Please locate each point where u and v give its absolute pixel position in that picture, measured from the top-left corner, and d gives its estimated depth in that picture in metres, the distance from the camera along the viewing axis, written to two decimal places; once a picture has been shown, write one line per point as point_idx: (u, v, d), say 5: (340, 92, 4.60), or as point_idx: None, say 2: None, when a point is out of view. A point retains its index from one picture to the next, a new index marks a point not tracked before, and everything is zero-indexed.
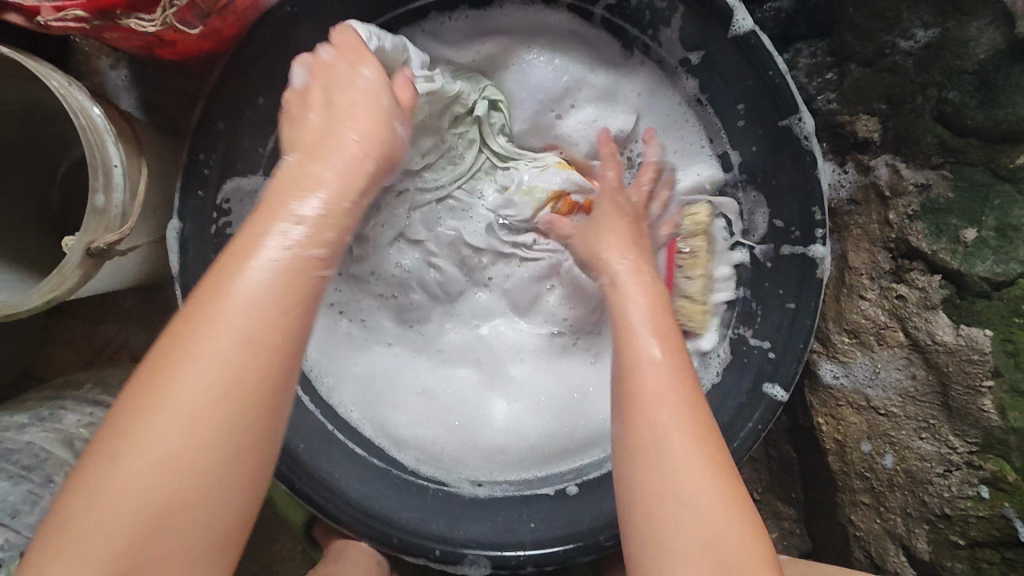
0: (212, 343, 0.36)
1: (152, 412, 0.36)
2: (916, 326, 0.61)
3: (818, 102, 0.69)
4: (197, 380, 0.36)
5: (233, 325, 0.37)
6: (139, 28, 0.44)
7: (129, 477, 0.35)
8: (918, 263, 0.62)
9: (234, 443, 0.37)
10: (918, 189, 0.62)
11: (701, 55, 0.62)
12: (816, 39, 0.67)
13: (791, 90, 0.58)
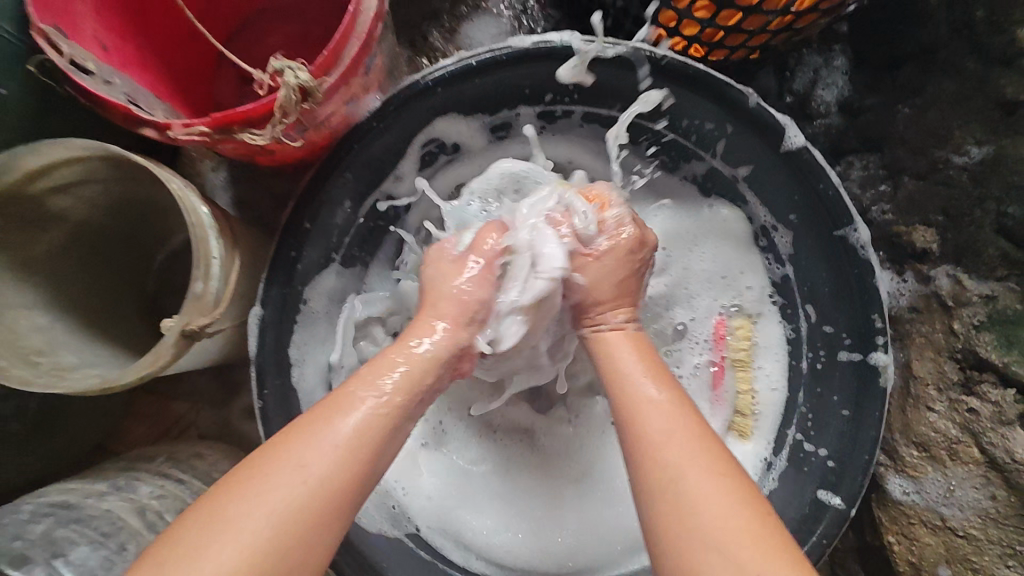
0: (304, 462, 0.44)
1: (244, 517, 0.41)
2: (992, 442, 0.59)
3: (873, 212, 0.72)
4: (278, 493, 0.42)
5: (323, 454, 0.44)
6: (249, 141, 0.48)
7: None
8: (989, 375, 0.60)
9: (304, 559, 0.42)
10: (983, 300, 0.62)
11: (750, 169, 0.65)
12: (866, 152, 0.74)
13: (844, 204, 0.60)
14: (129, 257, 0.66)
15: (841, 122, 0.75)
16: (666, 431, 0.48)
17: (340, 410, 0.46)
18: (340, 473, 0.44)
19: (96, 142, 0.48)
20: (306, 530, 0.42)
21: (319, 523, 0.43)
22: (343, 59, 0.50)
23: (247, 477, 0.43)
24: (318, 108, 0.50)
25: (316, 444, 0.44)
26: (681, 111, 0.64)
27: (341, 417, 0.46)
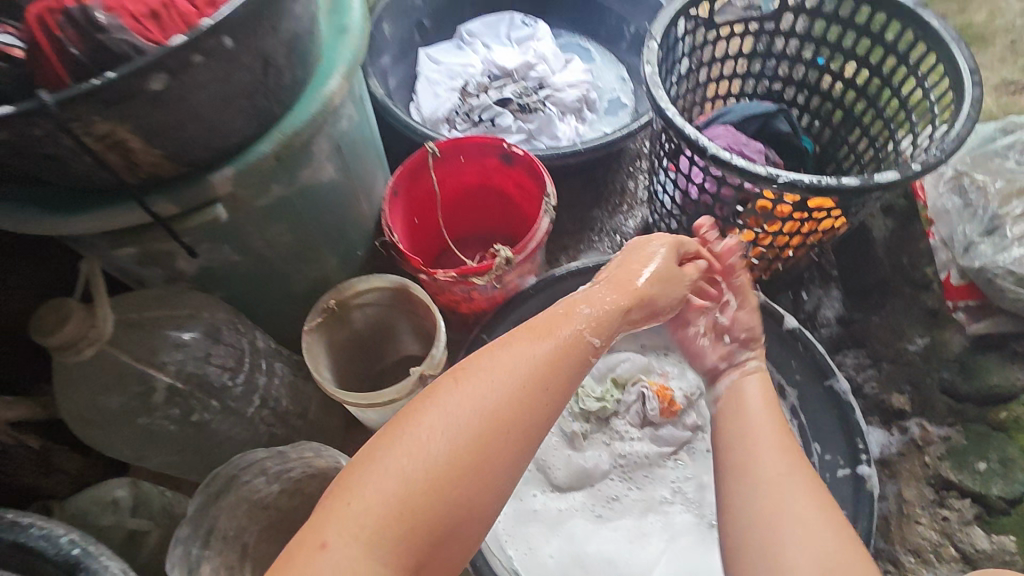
0: (486, 399, 0.52)
1: (415, 452, 0.49)
2: (962, 540, 0.81)
3: (866, 387, 0.96)
4: (446, 434, 0.50)
5: (497, 393, 0.53)
6: (478, 281, 0.90)
7: (384, 506, 0.47)
8: (954, 491, 0.84)
9: (471, 481, 0.50)
10: (943, 440, 0.88)
11: (763, 345, 0.99)
12: (856, 348, 1.00)
13: (828, 365, 0.93)
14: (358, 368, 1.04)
15: (838, 331, 1.02)
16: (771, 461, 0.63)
17: (529, 347, 0.57)
18: (520, 413, 0.53)
19: (399, 279, 0.92)
20: (477, 459, 0.51)
21: (490, 455, 0.51)
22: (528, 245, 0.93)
23: (420, 415, 0.52)
24: (510, 273, 0.93)
25: (494, 384, 0.53)
26: None
27: (524, 362, 0.55)
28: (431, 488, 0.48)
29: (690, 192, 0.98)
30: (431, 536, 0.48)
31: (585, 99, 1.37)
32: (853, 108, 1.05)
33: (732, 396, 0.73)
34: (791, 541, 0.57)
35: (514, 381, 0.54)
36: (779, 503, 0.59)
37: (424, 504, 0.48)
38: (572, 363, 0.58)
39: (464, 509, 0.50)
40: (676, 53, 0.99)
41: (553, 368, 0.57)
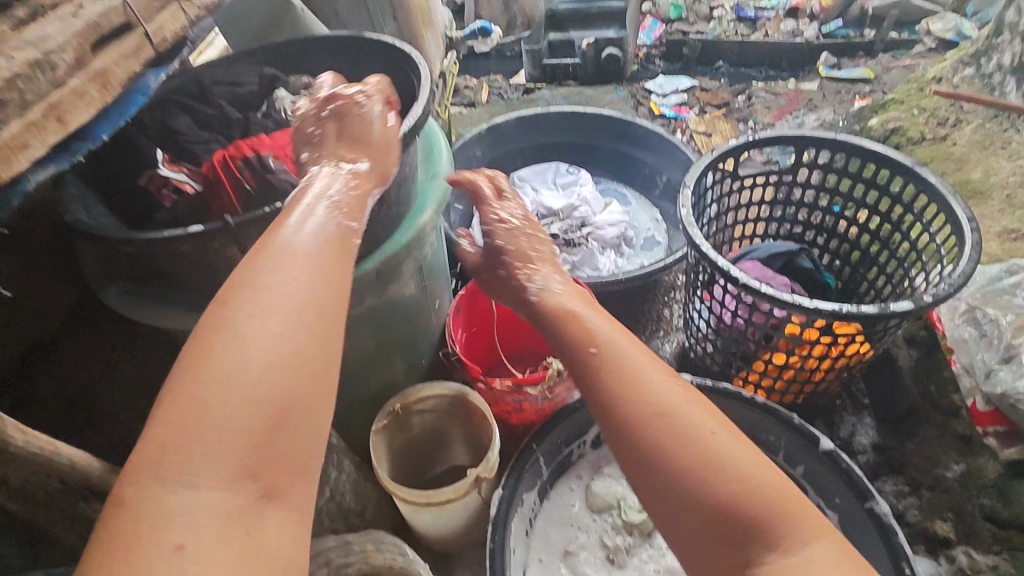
0: (269, 301, 0.50)
1: (226, 369, 0.46)
2: None
3: (908, 515, 0.99)
4: (254, 339, 0.47)
5: (291, 291, 0.51)
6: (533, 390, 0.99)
7: (231, 440, 0.44)
8: None
9: (304, 391, 0.48)
10: (991, 567, 0.89)
11: (803, 467, 1.03)
12: (896, 476, 1.03)
13: (865, 486, 0.95)
14: (414, 472, 1.09)
15: (875, 458, 1.07)
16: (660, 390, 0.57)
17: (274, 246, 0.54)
18: (303, 306, 0.51)
19: (458, 387, 1.00)
20: (291, 360, 0.48)
21: (300, 351, 0.49)
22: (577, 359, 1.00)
23: (224, 337, 0.47)
24: (561, 384, 1.01)
25: (278, 285, 0.51)
26: (757, 428, 1.07)
27: (293, 263, 0.54)
28: (270, 403, 0.46)
29: (724, 317, 1.08)
30: (272, 455, 0.46)
31: (623, 236, 1.53)
32: (869, 249, 1.17)
33: (567, 318, 0.67)
34: (713, 448, 0.53)
35: (293, 281, 0.52)
36: (674, 410, 0.56)
37: (266, 420, 0.46)
38: (335, 261, 0.57)
39: (297, 418, 0.48)
40: (707, 199, 1.14)
41: (290, 257, 0.54)
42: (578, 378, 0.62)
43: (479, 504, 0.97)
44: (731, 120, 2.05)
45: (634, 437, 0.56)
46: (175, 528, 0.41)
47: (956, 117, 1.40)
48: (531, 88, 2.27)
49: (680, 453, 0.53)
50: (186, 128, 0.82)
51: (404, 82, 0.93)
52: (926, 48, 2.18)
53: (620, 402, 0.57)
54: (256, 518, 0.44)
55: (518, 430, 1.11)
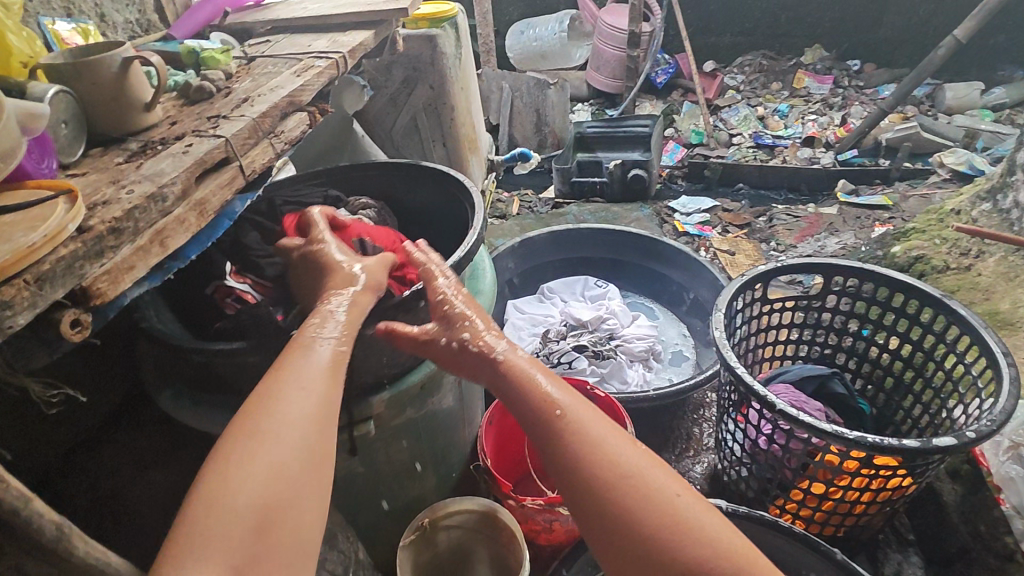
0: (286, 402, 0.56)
1: (248, 453, 0.51)
2: None
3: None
4: (268, 450, 0.52)
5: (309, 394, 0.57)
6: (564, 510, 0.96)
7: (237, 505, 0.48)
8: None
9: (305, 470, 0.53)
10: None
11: None
12: None
13: None
14: None
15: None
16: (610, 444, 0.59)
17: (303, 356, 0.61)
18: (311, 403, 0.57)
19: (489, 503, 0.98)
20: (298, 446, 0.53)
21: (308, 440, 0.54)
22: None
23: (244, 437, 0.52)
24: None
25: (299, 392, 0.57)
26: (797, 563, 1.02)
27: (304, 381, 0.59)
28: (262, 491, 0.49)
29: (759, 442, 1.07)
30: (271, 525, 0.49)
31: (652, 350, 1.55)
32: (902, 376, 1.17)
33: (519, 382, 0.66)
34: (663, 501, 0.55)
35: (304, 382, 0.58)
36: (624, 467, 0.57)
37: (255, 513, 0.48)
38: (333, 378, 0.61)
39: (290, 505, 0.50)
40: (738, 320, 1.17)
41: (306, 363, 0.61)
42: (526, 419, 0.63)
43: None
44: (754, 240, 2.12)
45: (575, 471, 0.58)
46: None
47: (978, 248, 1.44)
48: (560, 203, 2.39)
49: (629, 503, 0.55)
50: (254, 243, 0.89)
51: (456, 207, 1.00)
52: (941, 179, 2.27)
53: (584, 460, 0.58)
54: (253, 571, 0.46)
55: (546, 550, 1.07)
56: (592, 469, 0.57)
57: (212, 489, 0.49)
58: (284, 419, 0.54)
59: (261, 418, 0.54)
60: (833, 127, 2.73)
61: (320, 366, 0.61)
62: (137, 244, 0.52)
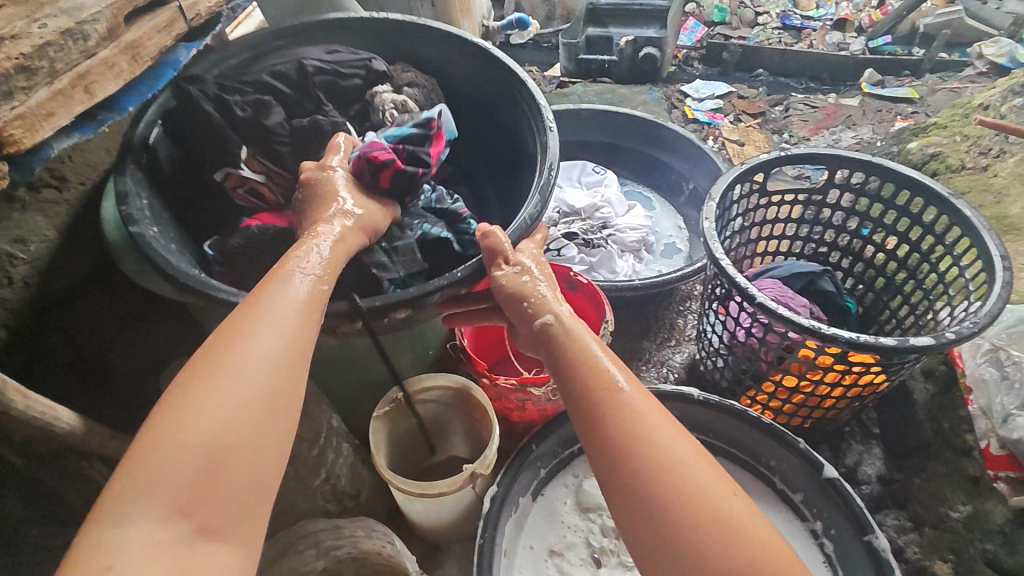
0: (245, 352, 0.54)
1: (167, 425, 0.49)
2: None
3: (907, 551, 0.98)
4: (223, 385, 0.51)
5: (264, 348, 0.55)
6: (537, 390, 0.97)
7: (175, 459, 0.47)
8: None
9: (252, 428, 0.50)
10: None
11: (801, 494, 1.02)
12: (901, 511, 1.02)
13: (867, 520, 0.92)
14: (411, 458, 1.09)
15: (879, 489, 1.06)
16: (642, 407, 0.59)
17: (273, 291, 0.60)
18: (259, 359, 0.54)
19: (463, 381, 1.00)
20: (240, 401, 0.51)
21: (255, 409, 0.51)
22: None
23: (198, 375, 0.52)
24: None
25: (264, 330, 0.56)
26: (760, 450, 1.06)
27: (275, 317, 0.58)
28: (212, 431, 0.49)
29: (738, 334, 1.07)
30: (206, 488, 0.47)
31: (644, 241, 1.51)
32: (894, 277, 1.14)
33: (577, 351, 0.65)
34: (685, 467, 0.54)
35: (282, 320, 0.58)
36: (638, 413, 0.58)
37: (207, 454, 0.48)
38: (305, 319, 0.60)
39: (243, 451, 0.49)
40: (733, 212, 1.12)
41: (266, 298, 0.59)
42: (559, 370, 0.65)
43: (474, 493, 0.96)
44: (766, 131, 2.01)
45: (598, 428, 0.58)
46: (111, 553, 0.42)
47: (1000, 148, 1.36)
48: (565, 82, 2.24)
49: (651, 472, 0.54)
50: (276, 126, 0.90)
51: (523, 133, 0.97)
52: (976, 72, 2.10)
53: (598, 401, 0.60)
54: (184, 556, 0.44)
55: (521, 426, 1.11)
56: (601, 416, 0.59)
57: (163, 429, 0.48)
58: (237, 355, 0.53)
59: (212, 355, 0.53)
60: (870, 9, 2.50)
61: (291, 299, 0.60)
62: (54, 87, 0.50)
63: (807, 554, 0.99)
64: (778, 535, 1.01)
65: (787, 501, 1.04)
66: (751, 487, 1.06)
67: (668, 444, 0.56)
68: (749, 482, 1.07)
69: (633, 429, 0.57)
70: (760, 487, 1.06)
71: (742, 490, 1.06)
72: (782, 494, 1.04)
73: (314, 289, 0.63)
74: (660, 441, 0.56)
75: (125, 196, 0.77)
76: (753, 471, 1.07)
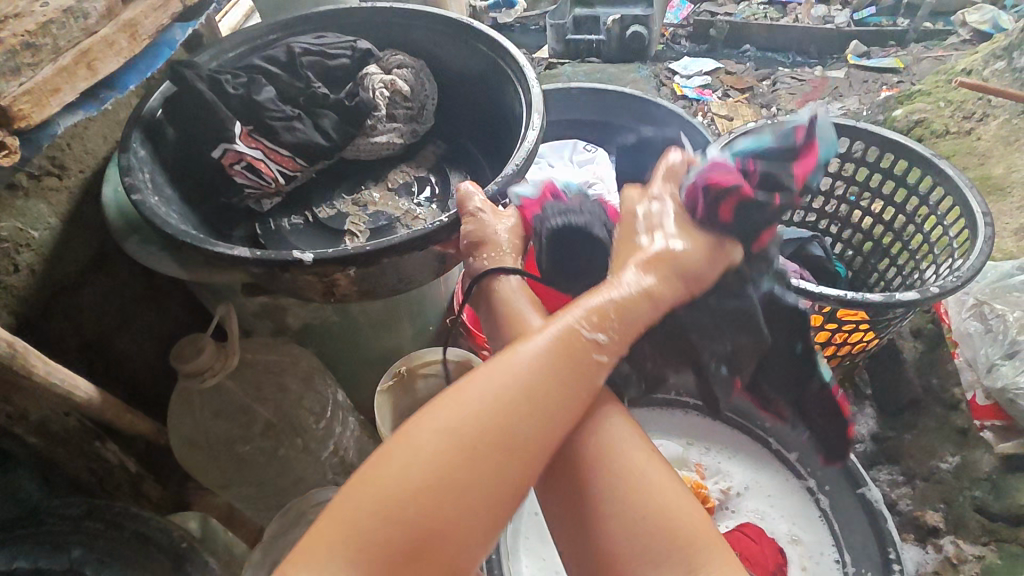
0: (471, 399, 0.56)
1: (408, 460, 0.52)
2: None
3: (900, 504, 0.98)
4: (444, 430, 0.54)
5: (480, 402, 0.55)
6: None
7: (410, 509, 0.50)
8: None
9: (479, 481, 0.53)
10: (976, 558, 0.90)
11: (796, 453, 1.04)
12: (891, 466, 1.04)
13: (859, 475, 0.98)
14: None
15: (873, 446, 1.06)
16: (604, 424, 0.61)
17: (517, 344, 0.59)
18: (466, 434, 0.54)
19: (464, 354, 1.03)
20: (467, 447, 0.53)
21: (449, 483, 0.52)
22: None
23: (438, 416, 0.55)
24: None
25: (486, 376, 0.57)
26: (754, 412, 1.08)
27: (524, 366, 0.58)
28: (431, 477, 0.51)
29: None
30: (425, 542, 0.50)
31: None
32: (881, 240, 1.16)
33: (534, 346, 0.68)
34: (640, 475, 0.58)
35: (531, 395, 0.57)
36: (603, 430, 0.61)
37: (420, 512, 0.50)
38: (575, 372, 0.59)
39: (465, 509, 0.52)
40: None
41: (563, 365, 0.59)
42: None
43: None
44: (754, 105, 2.03)
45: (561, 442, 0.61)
46: None
47: (983, 112, 1.38)
48: (553, 64, 2.25)
49: (607, 487, 0.57)
50: (269, 102, 0.92)
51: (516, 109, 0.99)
52: (960, 40, 2.12)
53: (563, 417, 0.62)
54: None
55: None
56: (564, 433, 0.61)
57: (404, 459, 0.52)
58: (477, 401, 0.56)
59: (461, 399, 0.56)
60: None
61: (580, 359, 0.60)
62: (59, 64, 0.59)
63: (803, 506, 1.01)
64: (773, 490, 1.04)
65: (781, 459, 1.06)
66: (745, 446, 1.09)
67: (623, 456, 0.59)
68: (743, 441, 1.09)
69: (594, 447, 0.60)
70: (754, 447, 1.09)
71: (735, 448, 1.09)
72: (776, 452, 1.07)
73: (605, 347, 0.61)
74: (618, 454, 0.59)
75: (129, 169, 0.79)
76: (747, 430, 1.10)
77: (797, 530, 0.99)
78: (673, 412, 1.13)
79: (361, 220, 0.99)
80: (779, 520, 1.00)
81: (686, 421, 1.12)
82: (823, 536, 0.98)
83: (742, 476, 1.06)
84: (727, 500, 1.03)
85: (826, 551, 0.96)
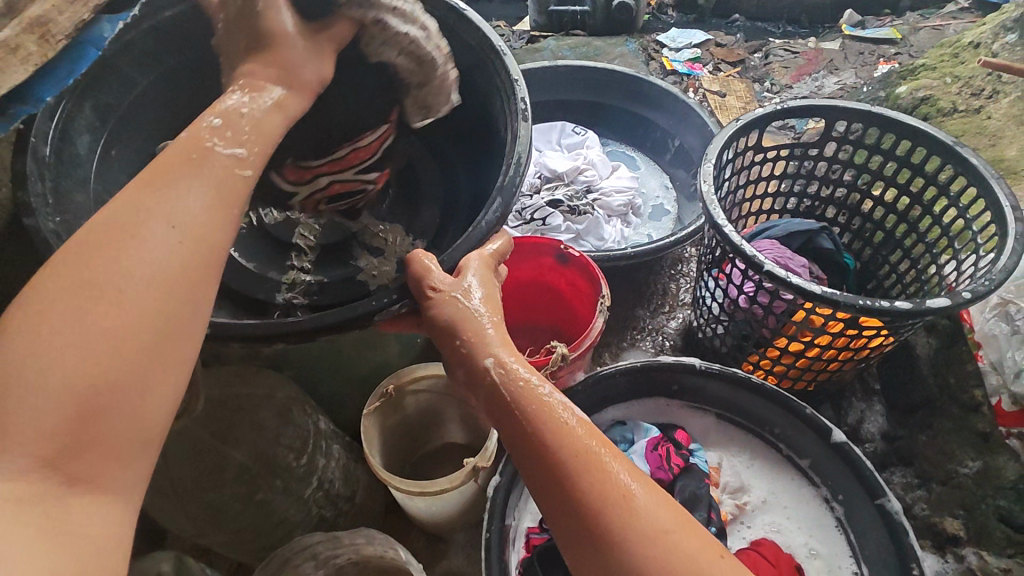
0: (129, 255, 0.44)
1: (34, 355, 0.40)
2: None
3: (915, 509, 0.96)
4: (70, 332, 0.41)
5: (137, 270, 0.44)
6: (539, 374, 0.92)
7: (44, 406, 0.39)
8: None
9: (135, 370, 0.42)
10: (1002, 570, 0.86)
11: (808, 461, 0.99)
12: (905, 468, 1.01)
13: (877, 483, 0.90)
14: (407, 447, 1.05)
15: (884, 446, 1.04)
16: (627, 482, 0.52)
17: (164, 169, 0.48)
18: (114, 291, 0.43)
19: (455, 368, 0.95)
20: (131, 318, 0.43)
21: (117, 371, 0.41)
22: (585, 340, 0.96)
23: (57, 285, 0.42)
24: (565, 368, 0.95)
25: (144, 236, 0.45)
26: (764, 417, 1.03)
27: (160, 213, 0.46)
28: (83, 368, 0.40)
29: (739, 301, 1.03)
30: (85, 443, 0.40)
31: (631, 205, 1.46)
32: (894, 232, 1.10)
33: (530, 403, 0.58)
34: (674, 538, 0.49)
35: (186, 235, 0.46)
36: (625, 485, 0.52)
37: (77, 403, 0.40)
38: (223, 209, 0.49)
39: (132, 386, 0.42)
40: (727, 173, 1.06)
41: (224, 206, 0.49)
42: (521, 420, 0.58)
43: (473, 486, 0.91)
44: (747, 79, 1.94)
45: (583, 503, 0.51)
46: None
47: (992, 88, 1.31)
48: (536, 37, 2.12)
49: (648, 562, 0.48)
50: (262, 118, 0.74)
51: None
52: (958, 8, 2.05)
53: (580, 472, 0.52)
54: (58, 513, 0.39)
55: None
56: (585, 493, 0.52)
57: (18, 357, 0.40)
58: (122, 260, 0.44)
59: (96, 255, 0.44)
60: None
61: (231, 184, 0.50)
62: None
63: (819, 515, 0.98)
64: (785, 501, 1.00)
65: (794, 464, 1.02)
66: (754, 451, 1.05)
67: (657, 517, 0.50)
68: (753, 447, 1.05)
69: (623, 501, 0.51)
70: (766, 453, 1.04)
71: (744, 458, 1.05)
72: (788, 457, 1.02)
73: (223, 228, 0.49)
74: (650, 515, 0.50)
75: None
76: (757, 435, 1.05)
77: (815, 543, 0.96)
78: (681, 415, 1.08)
79: (312, 230, 0.87)
80: (795, 534, 0.97)
81: (696, 427, 1.08)
82: (839, 547, 0.95)
83: (757, 487, 1.02)
84: (742, 514, 1.00)
85: (845, 561, 0.93)
